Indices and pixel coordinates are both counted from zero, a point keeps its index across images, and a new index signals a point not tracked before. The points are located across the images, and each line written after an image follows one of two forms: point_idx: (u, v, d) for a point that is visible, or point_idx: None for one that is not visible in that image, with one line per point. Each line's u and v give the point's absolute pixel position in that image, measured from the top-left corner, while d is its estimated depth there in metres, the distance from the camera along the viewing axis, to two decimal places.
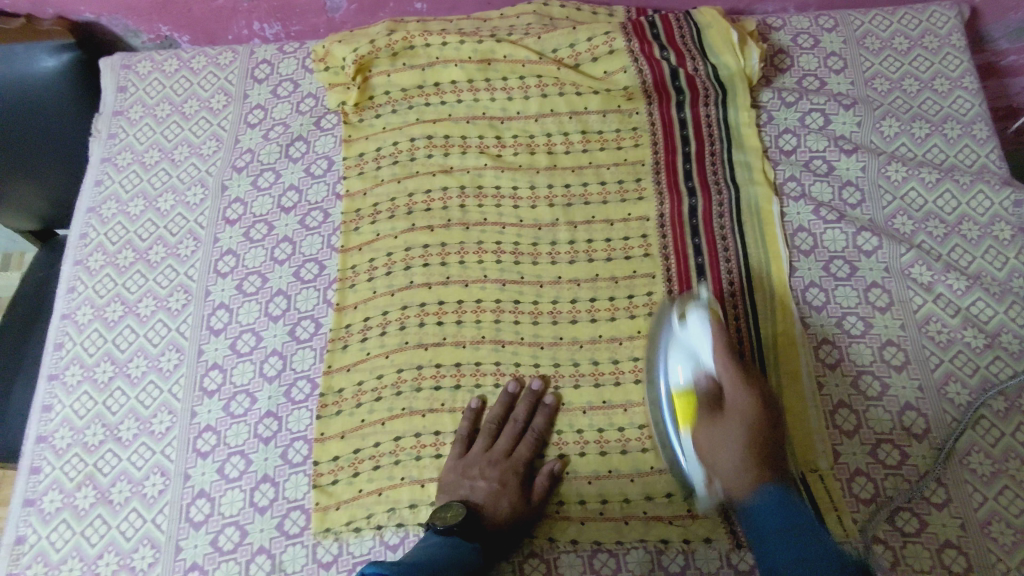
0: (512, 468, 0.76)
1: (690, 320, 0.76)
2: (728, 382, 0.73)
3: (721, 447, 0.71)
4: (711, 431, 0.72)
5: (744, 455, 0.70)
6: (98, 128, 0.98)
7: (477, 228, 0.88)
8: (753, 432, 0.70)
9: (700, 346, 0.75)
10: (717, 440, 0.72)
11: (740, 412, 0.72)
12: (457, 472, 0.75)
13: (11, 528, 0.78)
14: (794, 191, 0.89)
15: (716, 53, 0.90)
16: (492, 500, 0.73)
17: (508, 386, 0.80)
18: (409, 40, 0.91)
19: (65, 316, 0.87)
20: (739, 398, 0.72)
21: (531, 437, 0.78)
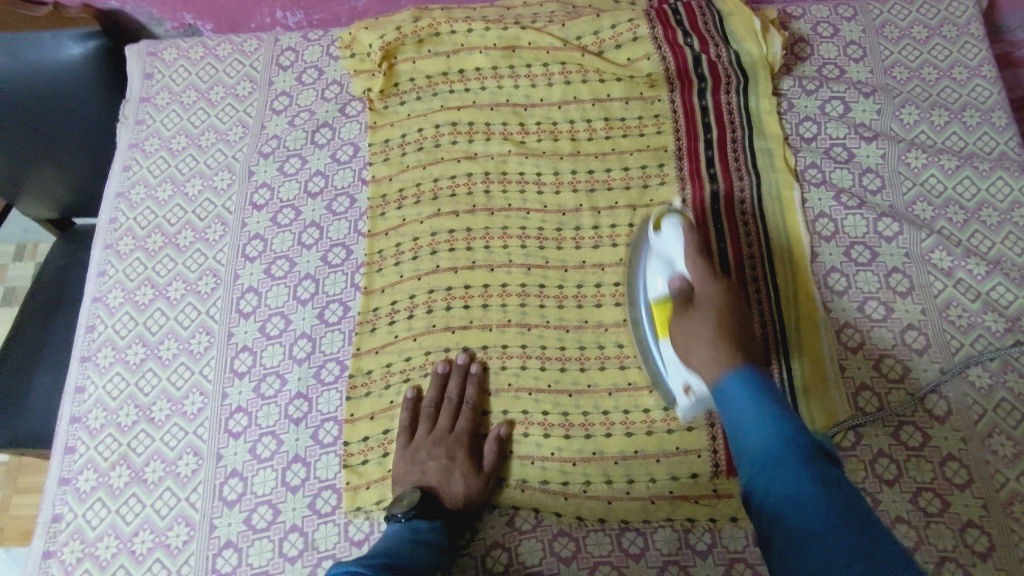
0: (457, 441, 0.77)
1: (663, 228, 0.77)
2: (696, 275, 0.72)
3: (694, 331, 0.68)
4: (683, 319, 0.70)
5: (715, 329, 0.66)
6: (126, 114, 0.99)
7: (501, 213, 0.89)
8: (724, 322, 0.68)
9: (673, 252, 0.75)
10: (687, 326, 0.69)
11: (710, 303, 0.69)
12: (406, 459, 0.76)
13: (47, 507, 0.79)
14: (816, 178, 0.90)
15: (739, 40, 0.91)
16: (446, 478, 0.75)
17: (435, 369, 0.81)
18: (435, 27, 0.93)
19: (96, 299, 0.89)
20: (709, 290, 0.70)
21: (468, 409, 0.79)
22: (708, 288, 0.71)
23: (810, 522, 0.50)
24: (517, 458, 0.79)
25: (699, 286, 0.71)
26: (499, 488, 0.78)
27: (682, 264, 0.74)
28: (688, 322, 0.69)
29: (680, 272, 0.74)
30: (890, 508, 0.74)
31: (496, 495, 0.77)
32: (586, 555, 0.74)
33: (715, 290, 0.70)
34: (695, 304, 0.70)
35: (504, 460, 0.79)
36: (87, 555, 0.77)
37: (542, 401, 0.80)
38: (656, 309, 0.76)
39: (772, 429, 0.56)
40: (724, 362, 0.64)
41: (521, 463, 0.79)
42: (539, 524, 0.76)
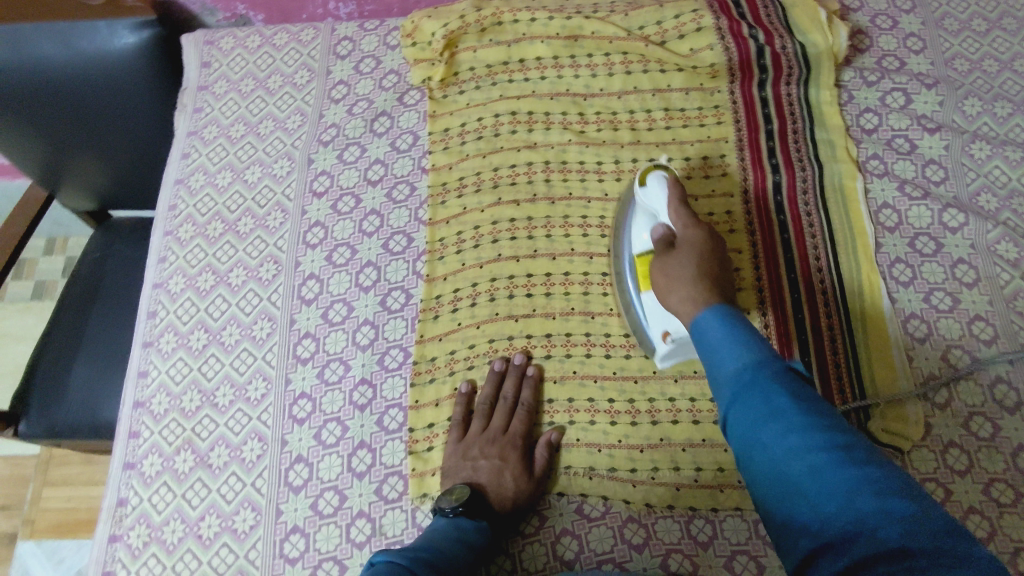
0: (510, 442, 0.76)
1: (648, 179, 0.75)
2: (679, 222, 0.71)
3: (672, 272, 0.67)
4: (664, 264, 0.69)
5: (697, 273, 0.66)
6: (184, 102, 1.01)
7: (562, 203, 0.89)
8: (704, 262, 0.67)
9: (656, 206, 0.75)
10: (669, 272, 0.68)
11: (689, 247, 0.69)
12: (457, 456, 0.75)
13: (112, 490, 0.80)
14: (877, 169, 0.90)
15: (804, 31, 0.91)
16: (497, 478, 0.73)
17: (492, 365, 0.80)
18: (497, 16, 0.94)
19: (158, 285, 0.90)
20: (693, 233, 0.70)
21: (523, 410, 0.78)
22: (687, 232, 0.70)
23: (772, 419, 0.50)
24: (583, 445, 0.77)
25: (681, 232, 0.70)
26: (547, 492, 0.76)
27: (666, 215, 0.73)
28: (669, 264, 0.68)
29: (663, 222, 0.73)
30: (963, 498, 0.72)
31: (542, 499, 0.76)
32: (657, 542, 0.73)
33: (698, 232, 0.70)
34: (677, 250, 0.69)
35: (554, 465, 0.77)
36: (153, 539, 0.77)
37: (608, 388, 0.79)
38: (639, 261, 0.77)
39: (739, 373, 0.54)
40: (698, 298, 0.63)
41: (587, 451, 0.77)
42: (608, 511, 0.75)
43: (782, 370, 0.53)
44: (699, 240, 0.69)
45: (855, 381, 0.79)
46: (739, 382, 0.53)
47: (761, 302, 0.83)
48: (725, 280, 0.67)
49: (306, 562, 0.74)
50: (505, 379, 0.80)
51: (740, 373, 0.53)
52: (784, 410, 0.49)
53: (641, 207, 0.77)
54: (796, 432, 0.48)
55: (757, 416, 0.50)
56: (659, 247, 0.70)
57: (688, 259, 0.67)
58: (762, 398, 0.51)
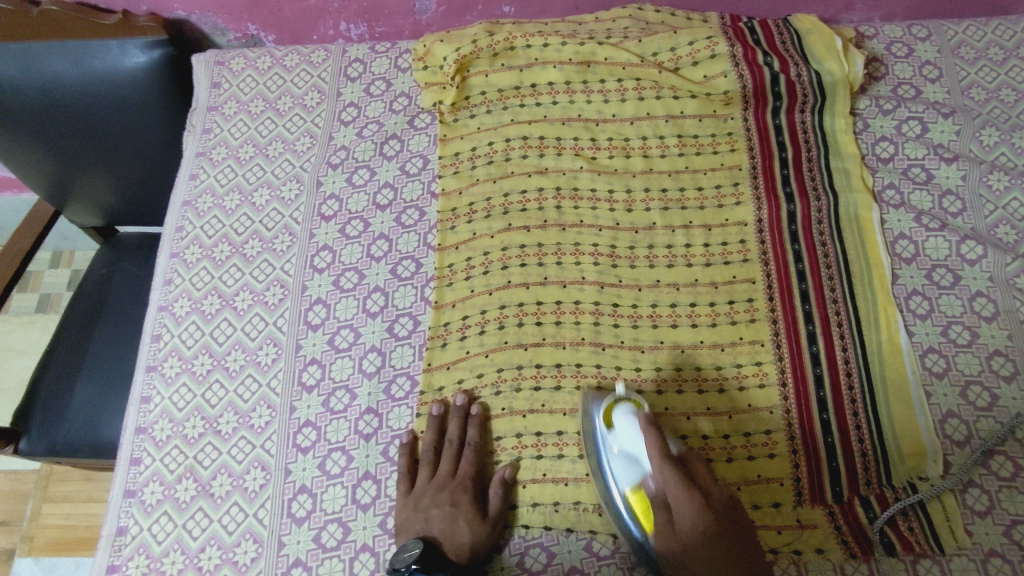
0: (460, 486, 0.74)
1: (619, 417, 0.71)
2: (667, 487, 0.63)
3: (684, 564, 0.61)
4: (668, 548, 0.62)
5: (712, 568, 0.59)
6: (193, 122, 1.01)
7: (573, 230, 0.87)
8: (718, 547, 0.60)
9: (635, 448, 0.68)
10: (677, 561, 0.62)
11: (692, 526, 0.61)
12: (408, 509, 0.74)
13: (112, 519, 0.79)
14: (893, 199, 0.88)
15: (819, 59, 0.90)
16: (450, 526, 0.72)
17: (432, 410, 0.79)
18: (510, 41, 0.93)
19: (162, 308, 0.89)
20: (688, 506, 0.61)
21: (470, 451, 0.76)
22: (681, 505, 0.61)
23: None
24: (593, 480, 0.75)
25: (674, 503, 0.62)
26: (544, 524, 0.74)
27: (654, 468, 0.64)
28: (674, 544, 0.62)
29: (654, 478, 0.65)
30: (984, 541, 0.70)
31: (514, 531, 0.75)
32: None
33: (689, 503, 0.61)
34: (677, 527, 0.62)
35: (510, 503, 0.75)
36: (153, 570, 0.75)
37: None
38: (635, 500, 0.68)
39: None
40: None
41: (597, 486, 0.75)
42: (618, 550, 0.72)
43: None
44: (694, 514, 0.61)
45: (871, 417, 0.77)
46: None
47: (775, 334, 0.81)
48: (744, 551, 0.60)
49: None
50: (448, 422, 0.78)
51: None
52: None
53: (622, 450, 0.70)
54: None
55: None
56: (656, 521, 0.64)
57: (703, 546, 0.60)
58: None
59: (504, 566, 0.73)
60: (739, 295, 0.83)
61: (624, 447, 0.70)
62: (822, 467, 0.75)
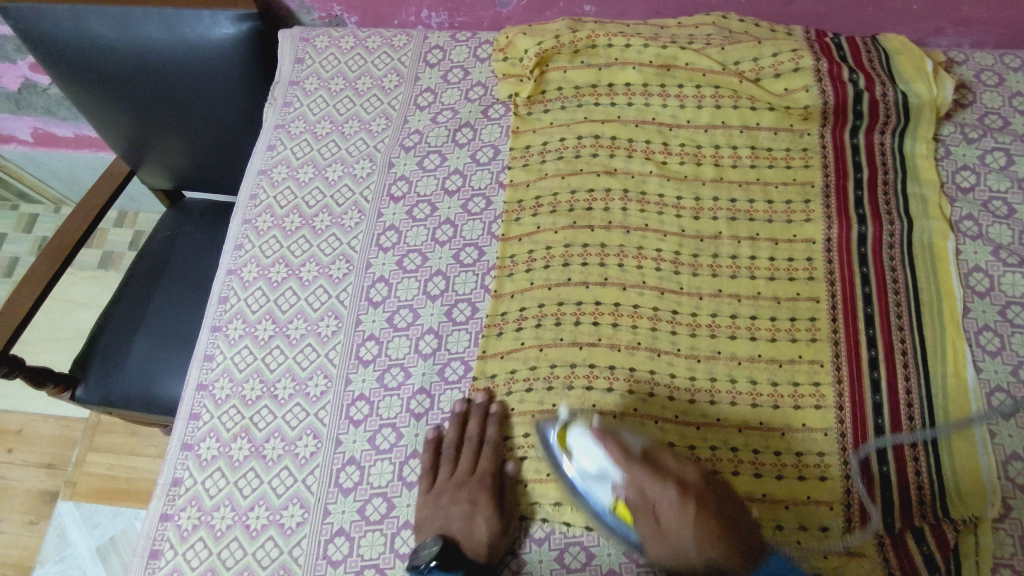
0: (479, 484, 0.75)
1: (575, 441, 0.70)
2: (650, 488, 0.66)
3: (682, 551, 0.64)
4: (664, 544, 0.65)
5: (711, 547, 0.63)
6: (275, 95, 1.04)
7: (638, 232, 0.87)
8: (706, 523, 0.64)
9: (602, 465, 0.68)
10: (676, 552, 0.65)
11: (675, 514, 0.65)
12: (430, 506, 0.74)
13: (168, 469, 0.81)
14: (971, 230, 0.85)
15: (907, 80, 0.88)
16: (468, 524, 0.72)
17: (454, 408, 0.79)
18: (592, 38, 0.93)
19: (231, 271, 0.92)
20: (669, 497, 0.65)
21: (489, 449, 0.77)
22: (671, 502, 0.65)
23: None
24: None
25: (657, 500, 0.65)
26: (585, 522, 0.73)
27: (625, 478, 0.67)
28: (671, 544, 0.65)
29: (626, 485, 0.67)
30: None
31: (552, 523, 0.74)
32: None
33: (674, 493, 0.65)
34: (666, 521, 0.65)
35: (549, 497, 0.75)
36: (203, 522, 0.78)
37: (669, 431, 0.77)
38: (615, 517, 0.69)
39: None
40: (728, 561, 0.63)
41: None
42: None
43: None
44: (681, 503, 0.64)
45: (930, 450, 0.74)
46: None
47: (836, 355, 0.79)
48: (726, 514, 0.65)
49: (348, 567, 0.73)
50: (468, 420, 0.79)
51: None
52: None
53: (578, 472, 0.70)
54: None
55: None
56: (645, 523, 0.66)
57: (692, 527, 0.64)
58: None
59: (542, 559, 0.73)
60: (802, 311, 0.82)
61: (588, 468, 0.69)
62: (873, 494, 0.73)
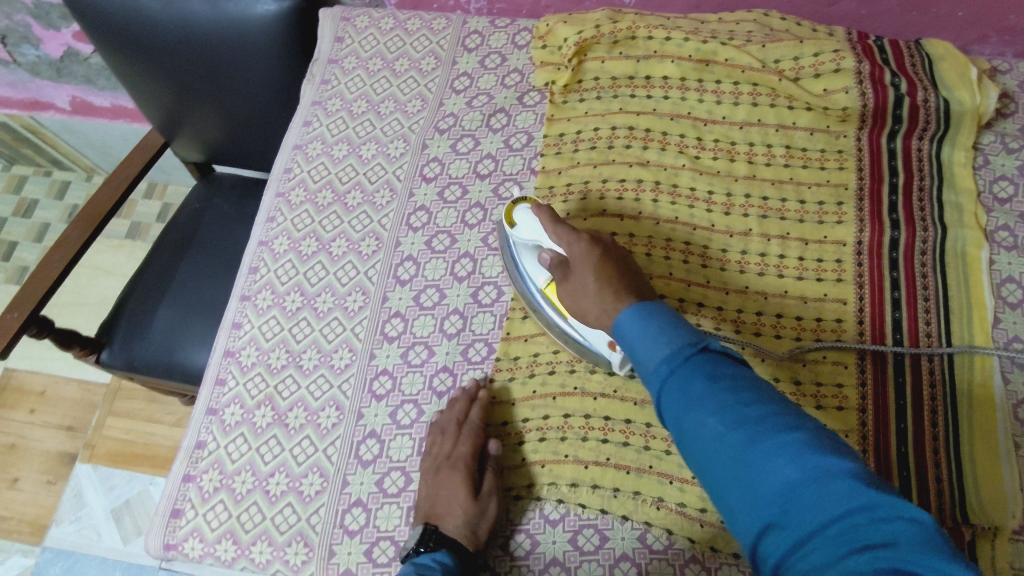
0: (454, 466, 0.73)
1: (516, 218, 0.79)
2: (564, 242, 0.72)
3: (580, 290, 0.68)
4: (568, 289, 0.70)
5: (600, 282, 0.66)
6: (314, 72, 1.05)
7: (667, 225, 0.87)
8: (602, 266, 0.68)
9: (530, 235, 0.77)
10: (575, 293, 0.69)
11: (580, 259, 0.69)
12: (421, 490, 0.75)
13: (193, 432, 0.83)
14: (1006, 241, 0.84)
15: (950, 87, 0.87)
16: (445, 508, 0.71)
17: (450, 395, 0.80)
18: (632, 30, 0.93)
19: (263, 243, 0.94)
20: (577, 245, 0.70)
21: (466, 431, 0.75)
22: (578, 246, 0.70)
23: (721, 424, 0.49)
24: (656, 473, 0.73)
25: (568, 251, 0.71)
26: (601, 506, 0.73)
27: (547, 237, 0.74)
28: (572, 286, 0.69)
29: (549, 246, 0.74)
30: None
31: (567, 508, 0.74)
32: None
33: (581, 243, 0.70)
34: (573, 269, 0.70)
35: (568, 481, 0.74)
36: (224, 486, 0.79)
37: None
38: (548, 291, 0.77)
39: (672, 352, 0.54)
40: (612, 298, 0.64)
41: (658, 480, 0.73)
42: (671, 546, 0.71)
43: (697, 358, 0.53)
44: (585, 249, 0.70)
45: (952, 457, 0.73)
46: (674, 372, 0.53)
47: (861, 357, 0.79)
48: (626, 268, 0.68)
49: (365, 537, 0.74)
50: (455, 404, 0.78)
51: (665, 364, 0.53)
52: (717, 404, 0.49)
53: (518, 241, 0.80)
54: (741, 441, 0.47)
55: (693, 414, 0.50)
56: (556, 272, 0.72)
57: (588, 270, 0.68)
58: (700, 399, 0.50)
59: (556, 540, 0.73)
60: (828, 313, 0.82)
61: (524, 234, 0.78)
62: None
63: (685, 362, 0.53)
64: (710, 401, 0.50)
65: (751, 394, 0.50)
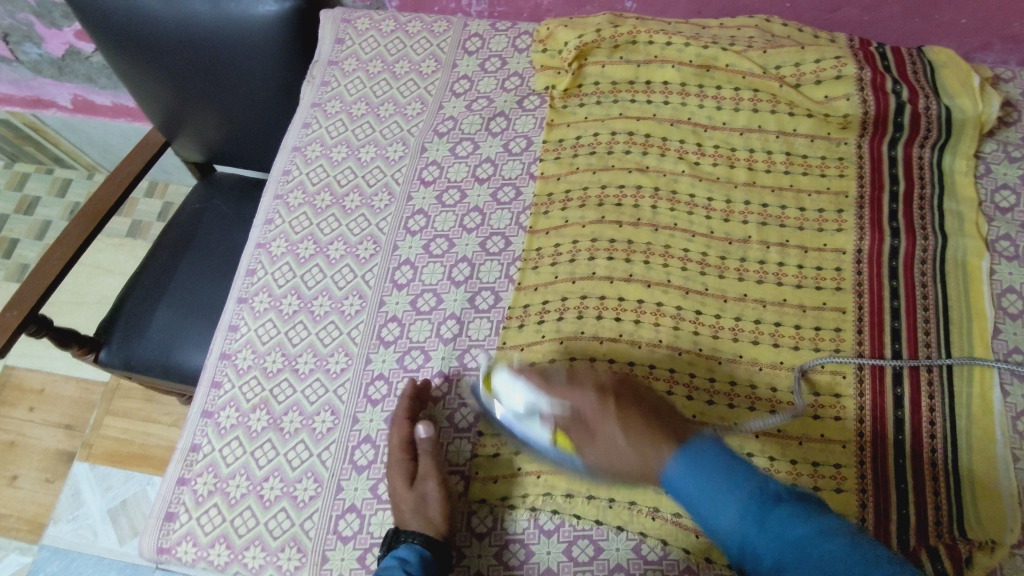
0: (390, 463, 0.76)
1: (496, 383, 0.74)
2: (574, 399, 0.69)
3: (616, 444, 0.66)
4: (598, 446, 0.67)
5: (640, 426, 0.65)
6: (313, 74, 1.05)
7: (665, 232, 0.87)
8: (629, 413, 0.67)
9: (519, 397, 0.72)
10: (610, 448, 0.66)
11: (600, 414, 0.67)
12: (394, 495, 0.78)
13: (188, 435, 0.83)
14: (1007, 251, 0.84)
15: (952, 94, 0.86)
16: (394, 504, 0.74)
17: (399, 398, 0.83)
18: (633, 35, 0.93)
19: (260, 245, 0.93)
20: (588, 400, 0.69)
21: (394, 425, 0.77)
22: (592, 401, 0.68)
23: None
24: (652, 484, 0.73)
25: (580, 407, 0.69)
26: (596, 516, 0.73)
27: (545, 397, 0.70)
28: (603, 443, 0.67)
29: (550, 408, 0.70)
30: None
31: (561, 519, 0.74)
32: None
33: (591, 395, 0.69)
34: (595, 425, 0.67)
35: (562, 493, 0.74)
36: (218, 489, 0.79)
37: None
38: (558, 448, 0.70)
39: (742, 509, 0.57)
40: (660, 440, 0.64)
41: (654, 491, 0.72)
42: (666, 557, 0.71)
43: (771, 511, 0.56)
44: (598, 402, 0.68)
45: (949, 471, 0.72)
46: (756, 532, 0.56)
47: (860, 366, 0.78)
48: (648, 404, 0.68)
49: (358, 543, 0.74)
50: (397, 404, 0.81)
51: (744, 525, 0.57)
52: (810, 564, 0.52)
53: (501, 410, 0.74)
54: None
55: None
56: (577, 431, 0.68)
57: (613, 424, 0.66)
58: (787, 561, 0.53)
59: (550, 550, 0.73)
60: (827, 322, 0.81)
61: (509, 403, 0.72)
62: (889, 510, 0.72)
63: (761, 519, 0.56)
64: (803, 562, 0.53)
65: (831, 540, 0.53)
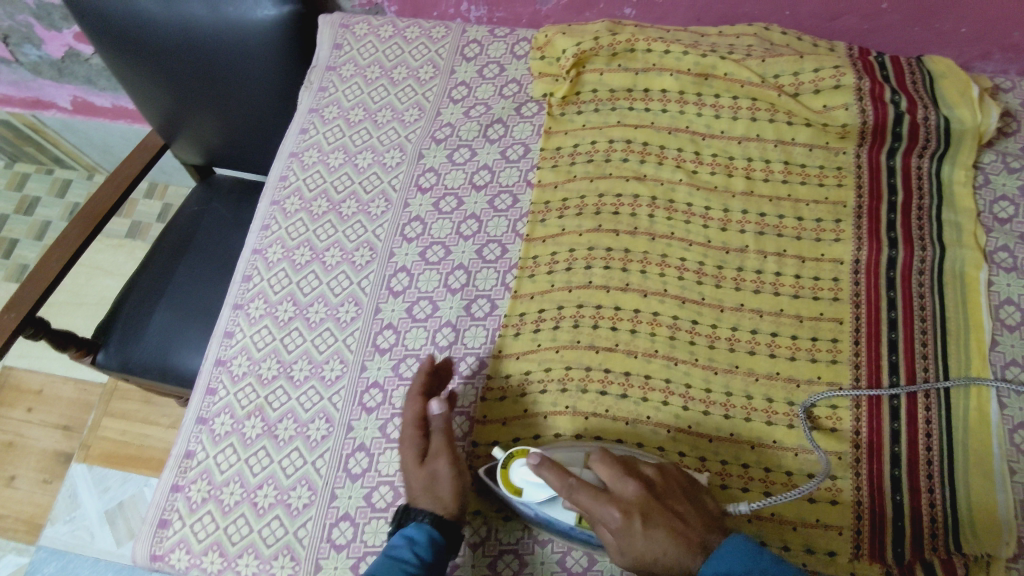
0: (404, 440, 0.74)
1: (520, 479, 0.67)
2: (600, 515, 0.62)
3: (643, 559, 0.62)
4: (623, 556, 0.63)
5: (671, 548, 0.61)
6: (311, 79, 1.05)
7: (663, 241, 0.87)
8: (659, 531, 0.61)
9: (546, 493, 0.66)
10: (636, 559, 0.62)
11: (627, 533, 0.61)
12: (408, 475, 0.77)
13: (182, 442, 0.83)
14: (1005, 262, 0.83)
15: (951, 105, 0.86)
16: (407, 482, 0.72)
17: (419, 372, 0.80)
18: (631, 42, 0.93)
19: (257, 251, 0.93)
20: (615, 520, 0.62)
21: (409, 402, 0.75)
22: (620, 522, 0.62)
23: None
24: None
25: (605, 523, 0.62)
26: None
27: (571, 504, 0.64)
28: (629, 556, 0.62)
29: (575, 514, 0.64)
30: None
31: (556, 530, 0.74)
32: None
33: (619, 513, 0.62)
34: (622, 541, 0.62)
35: None
36: (212, 497, 0.79)
37: (680, 440, 0.76)
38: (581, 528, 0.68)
39: None
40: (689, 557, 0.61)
41: None
42: None
43: None
44: (628, 521, 0.61)
45: (946, 484, 0.72)
46: None
47: (856, 378, 0.78)
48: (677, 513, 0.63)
49: (351, 552, 0.74)
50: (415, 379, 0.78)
51: None
52: None
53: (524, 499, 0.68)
54: None
55: None
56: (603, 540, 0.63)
57: (642, 544, 0.61)
58: None
59: (545, 561, 0.73)
60: (824, 332, 0.81)
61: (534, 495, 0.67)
62: (885, 524, 0.71)
63: None
64: None
65: None
